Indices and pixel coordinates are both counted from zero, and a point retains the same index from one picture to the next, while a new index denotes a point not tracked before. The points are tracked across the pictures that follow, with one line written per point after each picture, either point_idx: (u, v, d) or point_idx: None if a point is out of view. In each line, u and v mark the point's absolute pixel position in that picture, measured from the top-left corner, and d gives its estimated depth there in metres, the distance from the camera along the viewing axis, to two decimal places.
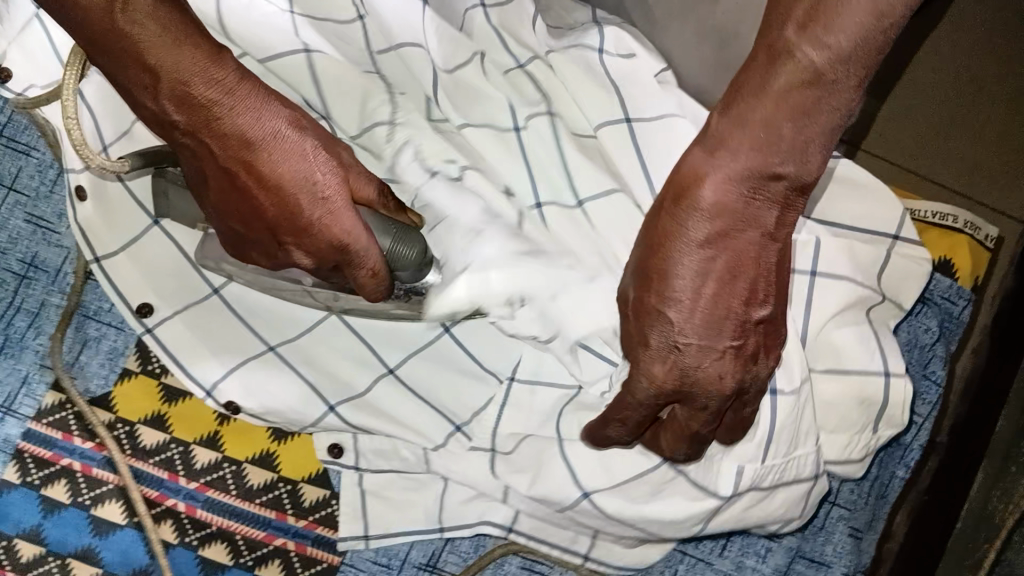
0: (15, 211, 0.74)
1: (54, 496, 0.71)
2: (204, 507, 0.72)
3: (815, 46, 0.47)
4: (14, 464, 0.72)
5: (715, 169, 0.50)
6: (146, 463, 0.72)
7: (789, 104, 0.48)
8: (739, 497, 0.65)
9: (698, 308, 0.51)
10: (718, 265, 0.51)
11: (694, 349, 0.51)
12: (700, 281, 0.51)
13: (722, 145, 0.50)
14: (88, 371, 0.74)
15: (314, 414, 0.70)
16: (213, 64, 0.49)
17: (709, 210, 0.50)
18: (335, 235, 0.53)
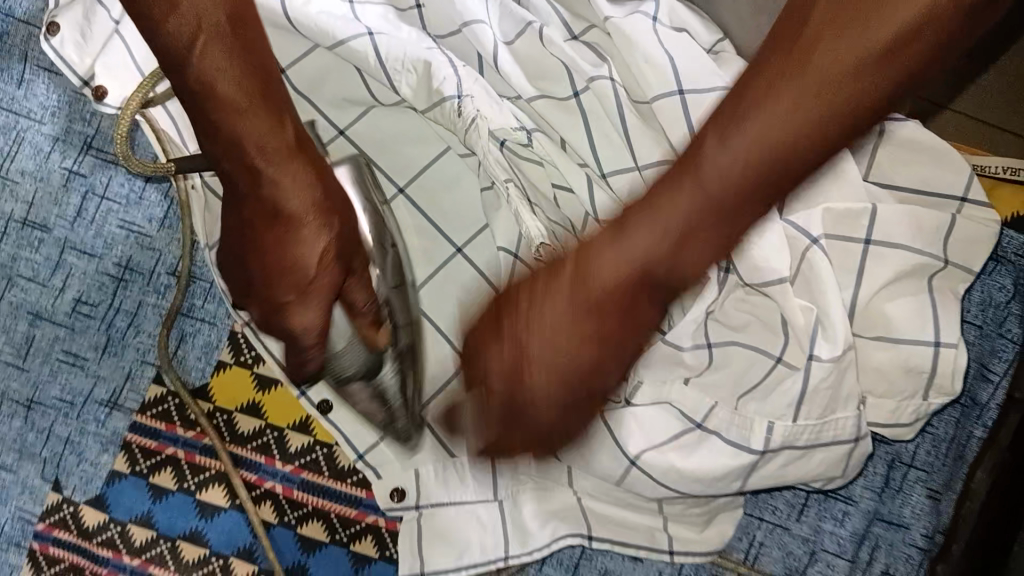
0: (110, 218, 0.80)
1: (161, 482, 0.76)
2: (300, 488, 0.76)
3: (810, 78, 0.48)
4: (123, 455, 0.77)
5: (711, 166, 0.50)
6: (244, 449, 0.77)
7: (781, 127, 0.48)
8: (775, 468, 0.66)
9: (630, 277, 0.51)
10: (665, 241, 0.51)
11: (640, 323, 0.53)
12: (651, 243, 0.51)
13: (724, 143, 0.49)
14: (186, 364, 0.78)
15: None
16: (273, 132, 0.59)
17: (714, 158, 0.50)
18: (298, 319, 0.63)
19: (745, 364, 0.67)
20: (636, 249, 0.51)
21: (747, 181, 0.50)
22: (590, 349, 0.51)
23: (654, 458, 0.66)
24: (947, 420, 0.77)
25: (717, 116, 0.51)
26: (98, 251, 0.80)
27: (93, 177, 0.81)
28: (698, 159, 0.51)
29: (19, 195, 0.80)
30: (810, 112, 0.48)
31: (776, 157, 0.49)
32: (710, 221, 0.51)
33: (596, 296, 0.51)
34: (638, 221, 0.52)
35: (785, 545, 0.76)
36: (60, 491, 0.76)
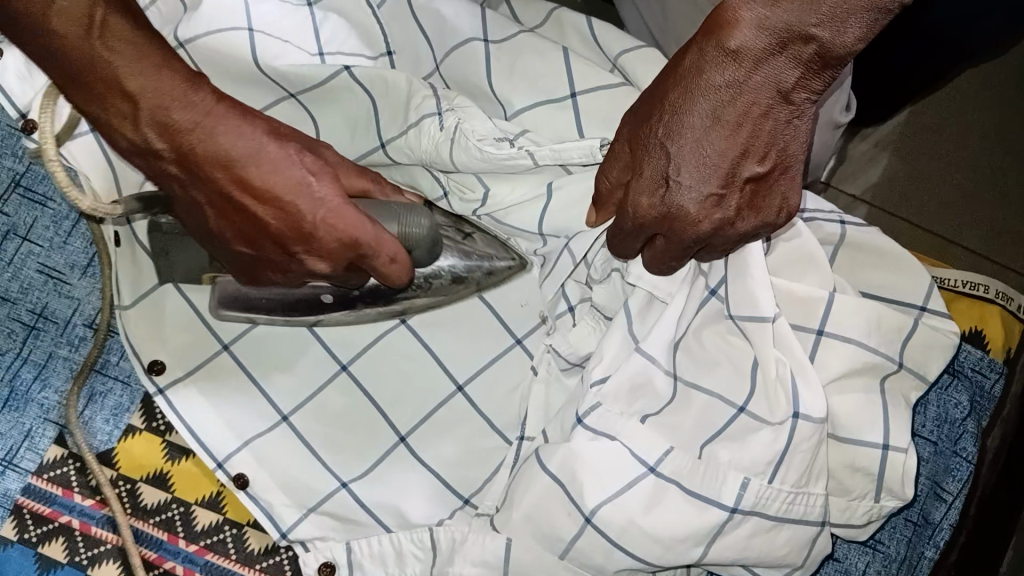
0: (29, 262, 0.75)
1: (50, 554, 0.70)
2: (203, 571, 0.70)
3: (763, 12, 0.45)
4: (12, 520, 0.70)
5: (701, 112, 0.48)
6: (145, 523, 0.70)
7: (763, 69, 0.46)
8: (741, 542, 0.61)
9: (709, 125, 0.48)
10: (699, 164, 0.48)
11: (704, 207, 0.49)
12: (691, 165, 0.48)
13: (696, 83, 0.47)
14: (91, 427, 0.72)
15: (325, 489, 0.70)
16: (184, 86, 0.51)
17: (721, 69, 0.47)
18: (341, 233, 0.54)
19: (705, 409, 0.63)
20: (696, 102, 0.48)
21: (769, 75, 0.46)
22: (695, 168, 0.49)
23: (609, 513, 0.60)
24: (897, 538, 0.72)
25: (705, 33, 0.47)
26: (11, 294, 0.74)
27: (15, 217, 0.75)
28: (676, 102, 0.48)
29: None
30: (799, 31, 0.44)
31: (787, 38, 0.45)
32: (758, 129, 0.47)
33: (675, 144, 0.48)
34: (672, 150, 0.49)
35: None
36: None
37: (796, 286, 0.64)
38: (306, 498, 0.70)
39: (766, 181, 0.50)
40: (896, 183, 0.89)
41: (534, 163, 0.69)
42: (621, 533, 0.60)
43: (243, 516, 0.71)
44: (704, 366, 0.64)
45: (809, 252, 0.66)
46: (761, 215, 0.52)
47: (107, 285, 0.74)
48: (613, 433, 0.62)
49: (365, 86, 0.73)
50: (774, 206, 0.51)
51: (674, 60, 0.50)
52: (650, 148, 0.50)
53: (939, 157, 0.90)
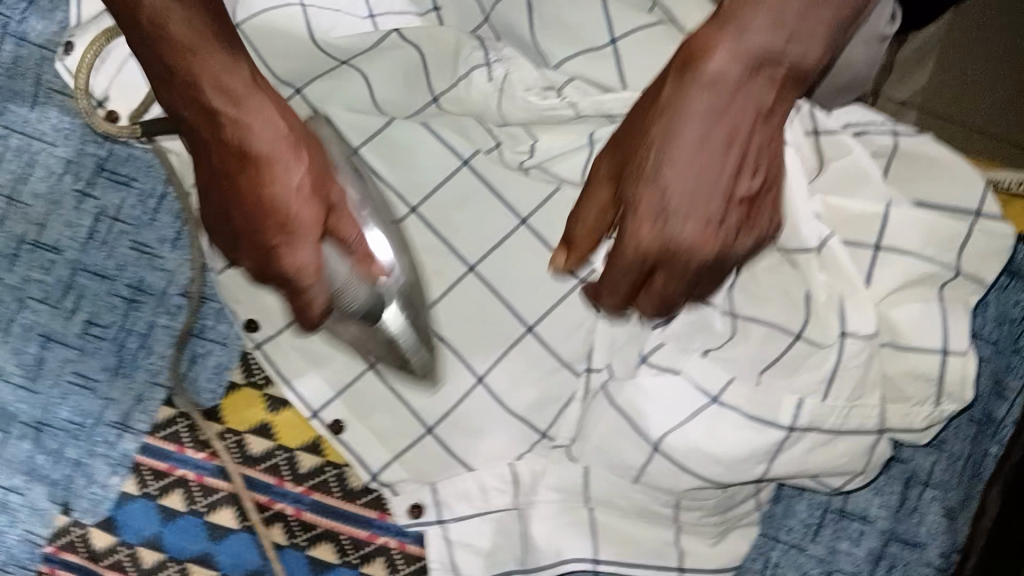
0: (123, 239, 0.80)
1: (171, 504, 0.76)
2: (311, 509, 0.76)
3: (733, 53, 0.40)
4: (134, 477, 0.77)
5: (699, 101, 0.40)
6: (254, 469, 0.77)
7: (759, 60, 0.40)
8: (803, 454, 0.63)
9: (726, 95, 0.40)
10: (698, 174, 0.41)
11: (709, 238, 0.42)
12: (694, 184, 0.41)
13: (676, 101, 0.41)
14: (197, 385, 0.78)
15: (413, 433, 0.75)
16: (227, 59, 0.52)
17: (772, 2, 0.40)
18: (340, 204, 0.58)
19: (765, 338, 0.64)
20: (680, 128, 0.41)
21: (749, 94, 0.41)
22: (689, 193, 0.41)
23: (672, 442, 0.63)
24: (962, 437, 0.76)
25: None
26: (110, 272, 0.80)
27: (104, 199, 0.81)
28: (652, 142, 0.41)
29: (31, 217, 0.81)
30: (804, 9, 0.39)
31: (761, 61, 0.40)
32: (749, 141, 0.41)
33: (699, 104, 0.40)
34: (664, 174, 0.41)
35: (799, 565, 0.74)
36: (70, 514, 0.77)
37: (846, 205, 0.67)
38: (392, 444, 0.75)
39: (767, 167, 0.43)
40: (946, 87, 0.91)
41: (577, 111, 0.75)
42: (690, 457, 0.63)
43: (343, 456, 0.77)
44: (760, 299, 0.64)
45: (862, 169, 0.68)
46: (753, 239, 0.45)
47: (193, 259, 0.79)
48: (677, 368, 0.64)
49: (417, 46, 0.78)
50: (768, 227, 0.45)
51: (647, 96, 0.44)
52: (681, 107, 0.41)
53: (989, 56, 0.90)
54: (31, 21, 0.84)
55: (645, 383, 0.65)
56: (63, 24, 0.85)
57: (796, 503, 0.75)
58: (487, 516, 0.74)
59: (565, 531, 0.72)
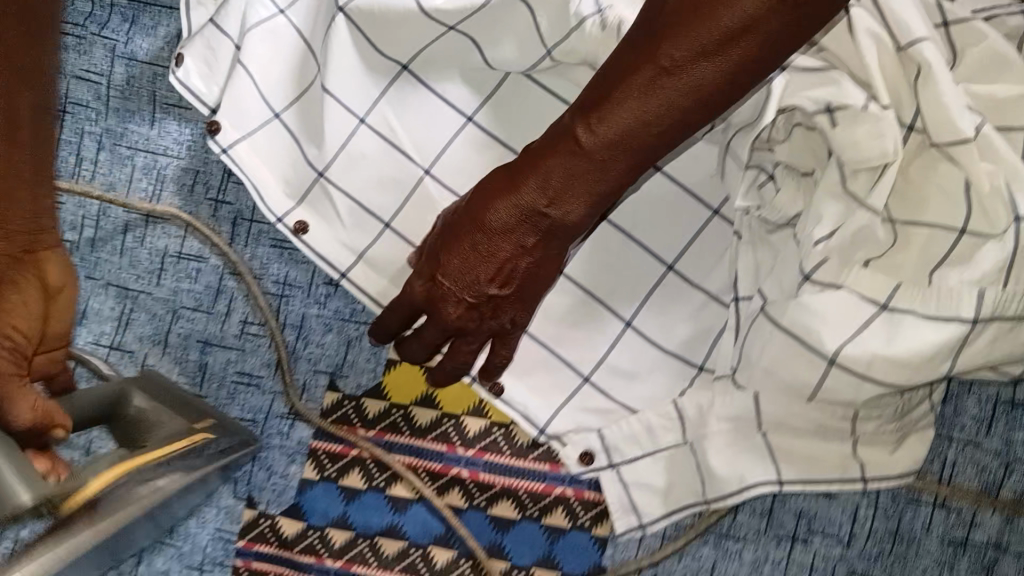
0: (263, 239, 0.84)
1: (351, 484, 0.79)
2: (485, 470, 0.79)
3: (540, 189, 0.58)
4: (311, 462, 0.80)
5: (508, 201, 0.59)
6: (425, 440, 0.79)
7: (575, 165, 0.57)
8: (984, 347, 0.62)
9: (568, 176, 0.57)
10: (478, 261, 0.61)
11: (463, 313, 0.63)
12: (464, 268, 0.61)
13: (483, 217, 0.60)
14: (357, 368, 0.81)
15: (571, 385, 0.76)
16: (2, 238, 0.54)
17: (565, 154, 0.57)
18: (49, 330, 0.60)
19: (925, 241, 0.64)
20: (463, 240, 0.61)
21: (528, 198, 0.59)
22: (460, 276, 0.61)
23: (856, 354, 0.63)
24: None
25: (599, 100, 0.55)
26: (256, 272, 0.83)
27: (238, 204, 0.84)
28: (469, 229, 0.61)
29: (172, 231, 0.85)
30: (586, 153, 0.56)
31: (524, 214, 0.59)
32: (505, 264, 0.61)
33: (522, 198, 0.59)
34: (454, 258, 0.61)
35: (978, 461, 0.75)
36: (255, 507, 0.80)
37: (994, 90, 0.66)
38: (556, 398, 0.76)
39: (527, 277, 0.62)
40: None
41: None
42: (871, 365, 0.63)
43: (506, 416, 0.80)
44: (912, 202, 0.66)
45: (1003, 51, 0.66)
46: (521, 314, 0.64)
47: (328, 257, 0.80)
48: (840, 283, 0.64)
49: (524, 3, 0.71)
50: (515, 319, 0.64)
51: (501, 174, 0.61)
52: (514, 194, 0.59)
53: None
54: (138, 41, 0.87)
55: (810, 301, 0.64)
56: (167, 38, 0.87)
57: (965, 399, 0.76)
58: (658, 454, 0.76)
59: (743, 459, 0.73)
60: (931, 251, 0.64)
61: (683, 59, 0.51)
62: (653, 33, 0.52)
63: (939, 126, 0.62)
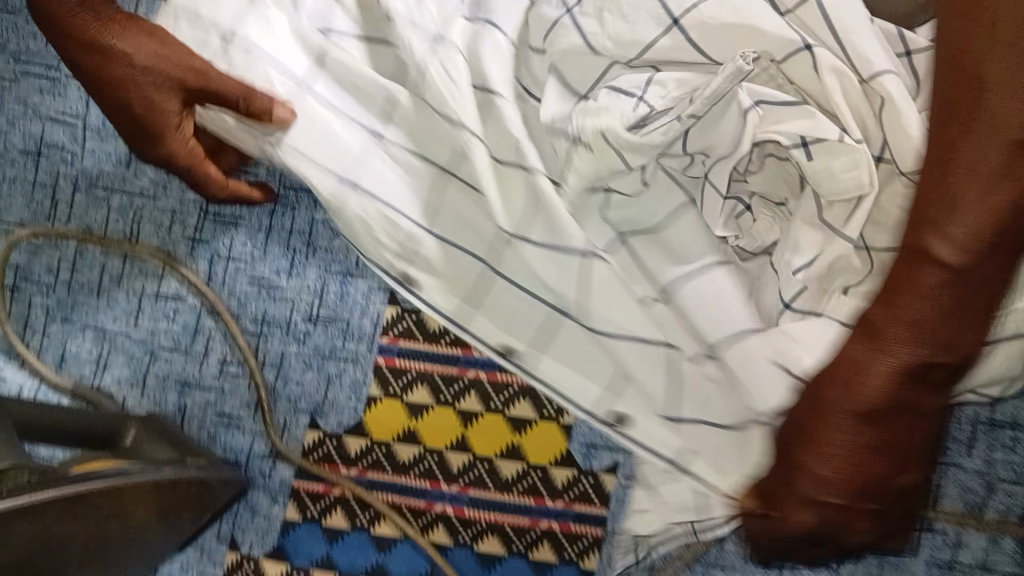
0: (240, 276, 0.83)
1: (335, 524, 0.78)
2: (470, 506, 0.78)
3: (955, 247, 0.48)
4: (293, 502, 0.80)
5: (891, 357, 0.49)
6: (407, 477, 0.79)
7: (937, 300, 0.48)
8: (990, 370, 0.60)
9: (895, 371, 0.48)
10: (866, 446, 0.49)
11: (837, 518, 0.51)
12: (845, 460, 0.49)
13: (885, 344, 0.49)
14: (338, 406, 0.81)
15: None
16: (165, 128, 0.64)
17: (929, 288, 0.48)
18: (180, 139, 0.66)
19: None
20: (833, 429, 0.50)
21: (912, 388, 0.49)
22: (816, 484, 0.50)
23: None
24: None
25: (933, 208, 0.49)
26: (233, 310, 0.82)
27: (214, 241, 0.83)
28: (829, 407, 0.50)
29: (149, 271, 0.84)
30: (944, 272, 0.48)
31: (907, 372, 0.48)
32: (888, 434, 0.49)
33: (897, 360, 0.48)
34: (828, 441, 0.50)
35: (963, 483, 0.74)
36: (238, 549, 0.80)
37: None
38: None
39: (907, 459, 0.50)
40: None
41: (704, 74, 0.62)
42: None
43: (490, 450, 0.79)
44: None
45: None
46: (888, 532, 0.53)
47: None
48: None
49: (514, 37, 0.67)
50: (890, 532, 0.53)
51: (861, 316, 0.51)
52: (851, 398, 0.49)
53: None
54: None
55: None
56: None
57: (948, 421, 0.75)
58: None
59: None
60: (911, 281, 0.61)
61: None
62: (941, 139, 0.50)
63: None
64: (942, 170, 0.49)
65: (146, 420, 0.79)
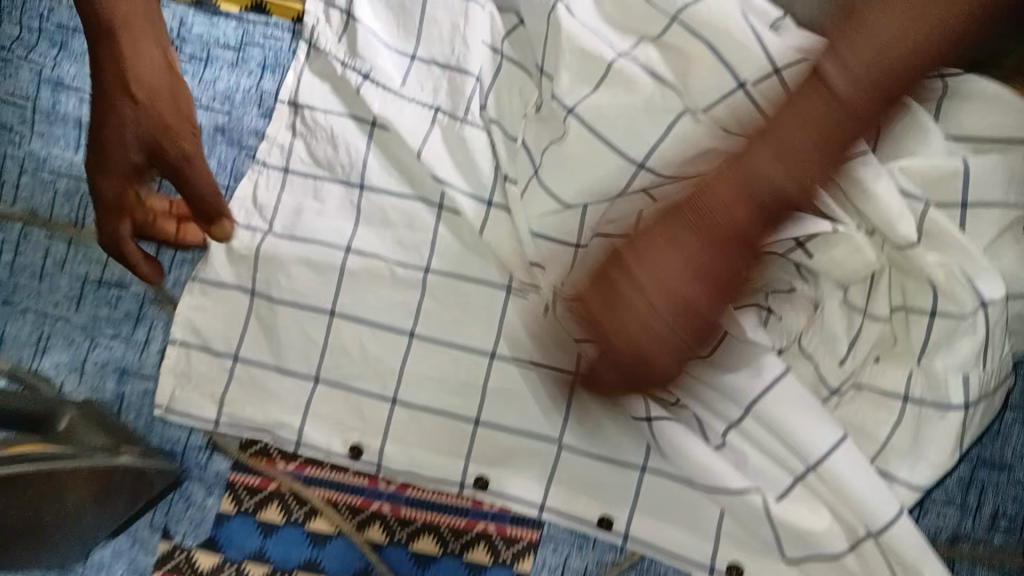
0: (188, 266, 0.83)
1: (270, 518, 0.78)
2: (407, 504, 0.78)
3: (855, 74, 0.49)
4: (228, 495, 0.79)
5: (750, 163, 0.49)
6: (346, 473, 0.79)
7: (812, 139, 0.49)
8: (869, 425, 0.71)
9: (764, 175, 0.49)
10: (687, 234, 0.48)
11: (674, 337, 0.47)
12: (672, 325, 0.47)
13: (771, 136, 0.50)
14: None
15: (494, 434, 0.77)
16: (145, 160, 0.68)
17: (822, 111, 0.49)
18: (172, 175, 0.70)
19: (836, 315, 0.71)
20: (659, 255, 0.47)
21: (765, 185, 0.49)
22: (660, 260, 0.47)
23: (770, 402, 0.69)
24: None
25: (783, 116, 0.51)
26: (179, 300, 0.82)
27: None
28: (682, 218, 0.49)
29: (95, 255, 0.83)
30: (811, 109, 0.49)
31: (758, 201, 0.49)
32: (729, 261, 0.48)
33: (769, 178, 0.49)
34: (644, 269, 0.47)
35: None
36: (170, 539, 0.79)
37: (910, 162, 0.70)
38: (495, 458, 0.77)
39: (731, 284, 0.49)
40: None
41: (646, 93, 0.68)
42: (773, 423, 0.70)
43: None
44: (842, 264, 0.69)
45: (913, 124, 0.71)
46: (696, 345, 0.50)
47: (218, 328, 0.79)
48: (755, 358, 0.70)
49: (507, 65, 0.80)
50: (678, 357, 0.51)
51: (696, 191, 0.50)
52: (734, 180, 0.49)
53: None
54: (65, 67, 0.87)
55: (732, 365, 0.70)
56: None
57: None
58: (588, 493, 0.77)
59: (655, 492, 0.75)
60: (852, 316, 0.71)
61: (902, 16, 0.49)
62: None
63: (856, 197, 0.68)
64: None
65: (84, 406, 0.78)
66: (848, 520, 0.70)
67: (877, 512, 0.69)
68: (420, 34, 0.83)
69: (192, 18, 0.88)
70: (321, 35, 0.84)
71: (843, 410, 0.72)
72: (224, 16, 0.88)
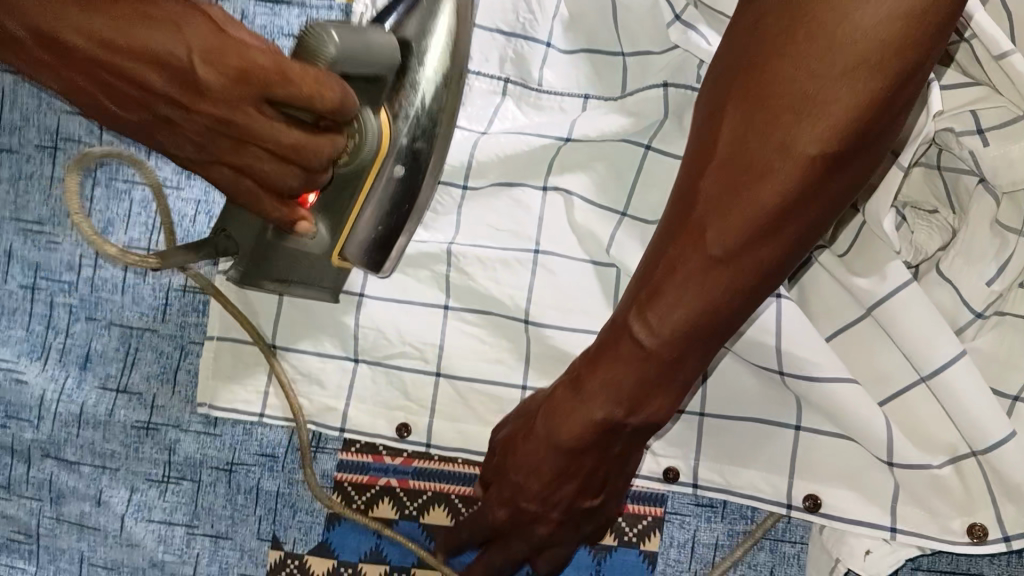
0: None
1: (383, 515, 0.76)
2: None
3: (674, 304, 0.54)
4: (338, 494, 0.76)
5: (663, 319, 0.54)
6: (455, 463, 0.76)
7: (695, 312, 0.54)
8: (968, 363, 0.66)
9: (690, 314, 0.54)
10: (610, 386, 0.58)
11: (602, 434, 0.59)
12: (591, 421, 0.59)
13: (673, 288, 0.54)
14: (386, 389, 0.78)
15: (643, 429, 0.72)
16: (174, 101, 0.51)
17: (681, 290, 0.53)
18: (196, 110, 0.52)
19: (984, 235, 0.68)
20: (595, 382, 0.58)
21: (632, 337, 0.56)
22: (605, 399, 0.58)
23: (892, 306, 0.67)
24: None
25: (647, 291, 0.55)
26: None
27: None
28: (621, 331, 0.57)
29: None
30: (701, 279, 0.53)
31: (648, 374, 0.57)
32: (651, 375, 0.57)
33: (683, 296, 0.53)
34: (594, 396, 0.58)
35: None
36: (281, 547, 0.76)
37: None
38: None
39: (673, 376, 0.57)
40: None
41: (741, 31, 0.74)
42: (900, 331, 0.67)
43: None
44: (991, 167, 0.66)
45: None
46: (666, 398, 0.59)
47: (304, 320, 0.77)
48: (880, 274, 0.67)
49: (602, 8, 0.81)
50: (659, 408, 0.59)
51: (645, 272, 0.56)
52: (628, 345, 0.56)
53: None
54: None
55: (864, 284, 0.68)
56: None
57: None
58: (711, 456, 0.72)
59: (780, 446, 0.71)
60: (1006, 237, 0.68)
61: (783, 205, 0.50)
62: (736, 86, 0.51)
63: (997, 108, 0.65)
64: (715, 91, 0.53)
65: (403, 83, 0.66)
66: (948, 439, 0.68)
67: (990, 434, 0.65)
68: (480, 8, 0.83)
69: (254, 8, 0.87)
70: (367, 22, 0.83)
71: (983, 337, 0.69)
72: (287, 2, 0.87)
